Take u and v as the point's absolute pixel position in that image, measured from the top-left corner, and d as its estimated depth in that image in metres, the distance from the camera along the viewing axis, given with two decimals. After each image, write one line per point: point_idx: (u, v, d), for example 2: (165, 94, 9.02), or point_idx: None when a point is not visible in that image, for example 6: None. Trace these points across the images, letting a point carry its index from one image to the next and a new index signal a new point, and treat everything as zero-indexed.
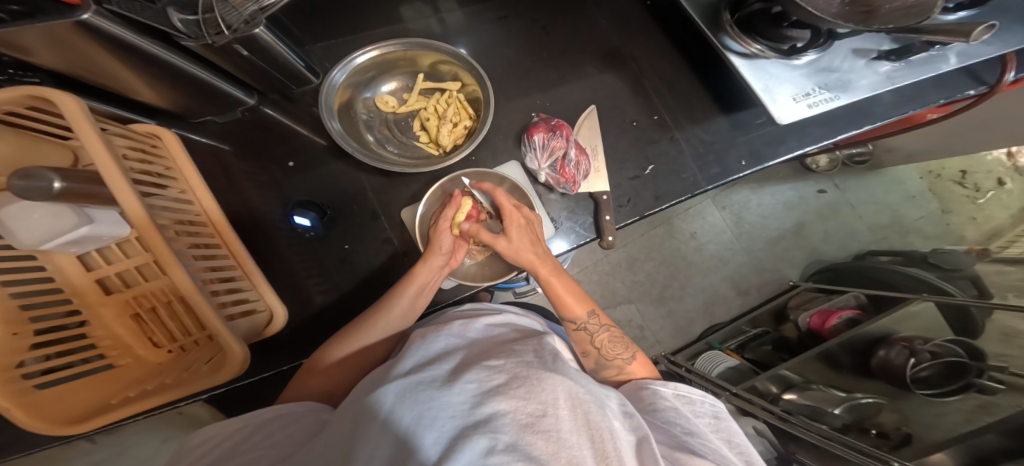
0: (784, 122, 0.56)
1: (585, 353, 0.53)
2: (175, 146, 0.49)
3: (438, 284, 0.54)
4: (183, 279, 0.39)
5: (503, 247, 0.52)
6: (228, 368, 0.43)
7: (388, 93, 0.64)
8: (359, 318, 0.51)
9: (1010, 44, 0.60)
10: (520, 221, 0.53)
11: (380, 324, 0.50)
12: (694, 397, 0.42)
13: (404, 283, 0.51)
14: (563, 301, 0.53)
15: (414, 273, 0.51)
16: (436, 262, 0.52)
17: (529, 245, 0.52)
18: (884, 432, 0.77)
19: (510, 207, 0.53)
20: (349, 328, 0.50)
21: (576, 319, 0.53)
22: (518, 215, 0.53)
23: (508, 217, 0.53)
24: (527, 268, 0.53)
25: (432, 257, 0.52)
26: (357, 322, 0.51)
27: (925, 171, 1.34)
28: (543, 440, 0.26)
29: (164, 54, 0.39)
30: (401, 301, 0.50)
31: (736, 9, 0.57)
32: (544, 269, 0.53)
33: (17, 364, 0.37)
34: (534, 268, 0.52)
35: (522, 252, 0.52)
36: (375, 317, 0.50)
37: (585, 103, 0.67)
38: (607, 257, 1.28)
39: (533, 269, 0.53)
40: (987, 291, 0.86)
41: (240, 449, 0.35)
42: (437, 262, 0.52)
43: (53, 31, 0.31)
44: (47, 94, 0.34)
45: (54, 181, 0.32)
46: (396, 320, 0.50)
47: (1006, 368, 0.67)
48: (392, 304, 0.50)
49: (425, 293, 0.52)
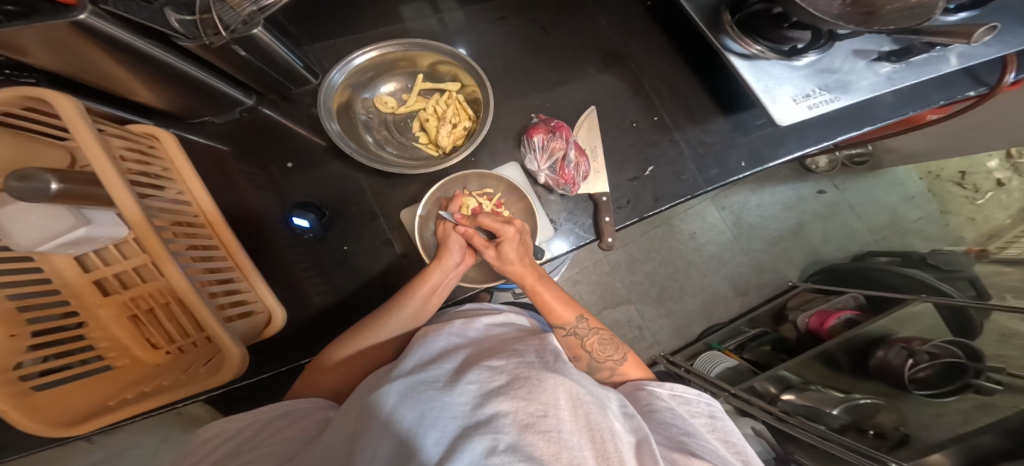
0: (784, 123, 0.56)
1: (576, 357, 0.52)
2: (173, 146, 0.48)
3: (450, 285, 0.54)
4: (181, 280, 0.39)
5: (492, 258, 0.53)
6: (226, 369, 0.42)
7: (387, 93, 0.63)
8: (367, 319, 0.51)
9: (1011, 46, 0.60)
10: (513, 238, 0.52)
11: (388, 325, 0.49)
12: (690, 397, 0.42)
13: (417, 284, 0.50)
14: (550, 307, 0.53)
15: (426, 275, 0.51)
16: (449, 263, 0.52)
17: (518, 257, 0.52)
18: (883, 432, 0.76)
19: (500, 224, 0.52)
20: (355, 328, 0.50)
21: (565, 325, 0.52)
22: (511, 233, 0.52)
23: (501, 234, 0.53)
24: (515, 280, 0.53)
25: (446, 258, 0.52)
26: (363, 322, 0.51)
27: (925, 171, 1.35)
28: (544, 441, 0.26)
29: (160, 54, 0.38)
30: (411, 304, 0.50)
31: (736, 9, 0.57)
32: (532, 278, 0.53)
33: (14, 367, 0.37)
34: (522, 278, 0.53)
35: (512, 264, 0.52)
36: (384, 316, 0.49)
37: (585, 104, 0.66)
38: (607, 258, 1.28)
39: (521, 279, 0.53)
40: (986, 292, 0.87)
41: (249, 445, 0.35)
42: (450, 263, 0.52)
43: (50, 32, 0.31)
44: (43, 95, 0.34)
45: (51, 183, 0.31)
46: (405, 321, 0.50)
47: (1004, 369, 0.69)
48: (403, 305, 0.50)
49: (437, 293, 0.52)
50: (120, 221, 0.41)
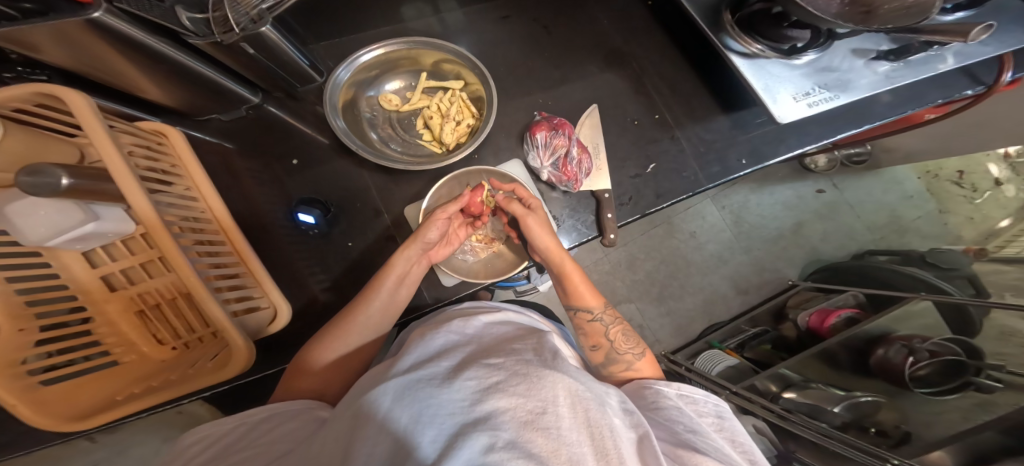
0: (784, 121, 0.57)
1: (597, 346, 0.53)
2: (180, 144, 0.49)
3: (417, 277, 0.55)
4: (188, 275, 0.39)
5: (531, 227, 0.54)
6: (234, 363, 0.43)
7: (391, 91, 0.64)
8: (336, 318, 0.51)
9: (1007, 45, 0.61)
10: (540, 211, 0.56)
11: (360, 322, 0.50)
12: (697, 397, 0.43)
13: (383, 274, 0.51)
14: (577, 291, 0.55)
15: (390, 266, 0.51)
16: (413, 252, 0.52)
17: (551, 239, 0.54)
18: (884, 431, 0.77)
19: (530, 197, 0.56)
20: (328, 327, 0.50)
21: (592, 309, 0.55)
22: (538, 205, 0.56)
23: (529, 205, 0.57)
24: (547, 255, 0.54)
25: (409, 249, 0.52)
26: (334, 321, 0.50)
27: (923, 171, 1.36)
28: (543, 437, 0.26)
29: (171, 52, 0.39)
30: (379, 297, 0.50)
31: (736, 8, 0.58)
32: (562, 256, 0.55)
33: (22, 361, 0.37)
34: (554, 254, 0.54)
35: (546, 240, 0.54)
36: (354, 314, 0.50)
37: (586, 103, 0.67)
38: (607, 257, 1.29)
39: (552, 255, 0.54)
40: (985, 291, 0.89)
41: (236, 448, 0.35)
42: (413, 253, 0.52)
43: (64, 30, 0.31)
44: (56, 91, 0.35)
45: (61, 178, 0.32)
46: (377, 315, 0.50)
47: (1004, 367, 0.69)
48: (372, 299, 0.50)
49: (405, 284, 0.53)
50: (128, 217, 0.41)
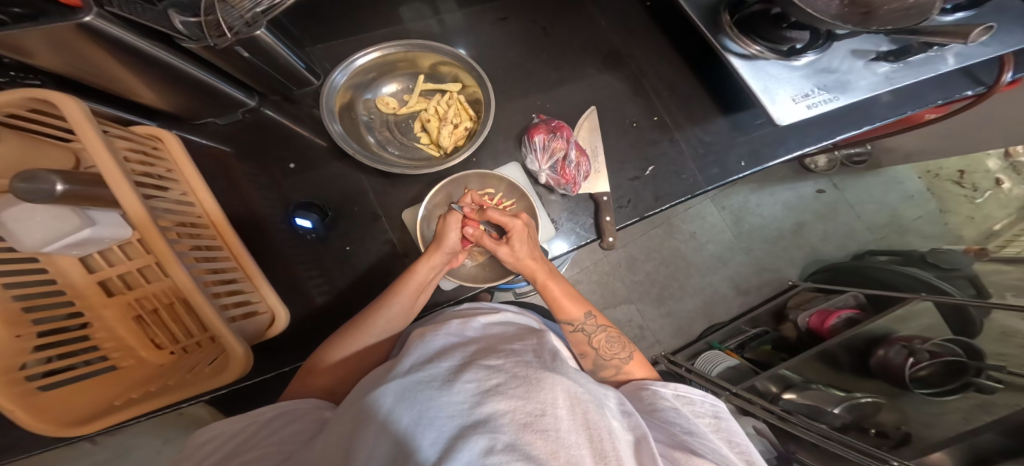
0: (784, 122, 0.57)
1: (583, 354, 0.53)
2: (176, 147, 0.49)
3: (436, 281, 0.54)
4: (183, 278, 0.39)
5: (504, 254, 0.51)
6: (230, 369, 0.43)
7: (389, 94, 0.64)
8: (355, 319, 0.51)
9: (1007, 45, 0.61)
10: (523, 231, 0.51)
11: (379, 323, 0.50)
12: (693, 397, 0.43)
13: (404, 280, 0.50)
14: (558, 302, 0.53)
15: (414, 271, 0.50)
16: (438, 260, 0.52)
17: (530, 255, 0.52)
18: (884, 432, 0.76)
19: (510, 217, 0.51)
20: (346, 327, 0.50)
21: (573, 321, 0.53)
22: (519, 226, 0.51)
23: (509, 227, 0.52)
24: (525, 274, 0.53)
25: (435, 256, 0.52)
26: (352, 322, 0.51)
27: (924, 170, 1.35)
28: (543, 440, 0.26)
29: (162, 55, 0.38)
30: (399, 300, 0.50)
31: (735, 9, 0.58)
32: (540, 274, 0.52)
33: (19, 367, 0.37)
34: (531, 273, 0.52)
35: (523, 259, 0.51)
36: (373, 316, 0.50)
37: (584, 104, 0.67)
38: (607, 258, 1.28)
39: (530, 274, 0.53)
40: (986, 291, 0.89)
41: (243, 447, 0.35)
42: (439, 261, 0.52)
43: (57, 34, 0.31)
44: (50, 98, 0.34)
45: (56, 184, 0.32)
46: (395, 319, 0.51)
47: (1004, 367, 0.69)
48: (392, 302, 0.50)
49: (425, 291, 0.53)
50: (125, 222, 0.41)
